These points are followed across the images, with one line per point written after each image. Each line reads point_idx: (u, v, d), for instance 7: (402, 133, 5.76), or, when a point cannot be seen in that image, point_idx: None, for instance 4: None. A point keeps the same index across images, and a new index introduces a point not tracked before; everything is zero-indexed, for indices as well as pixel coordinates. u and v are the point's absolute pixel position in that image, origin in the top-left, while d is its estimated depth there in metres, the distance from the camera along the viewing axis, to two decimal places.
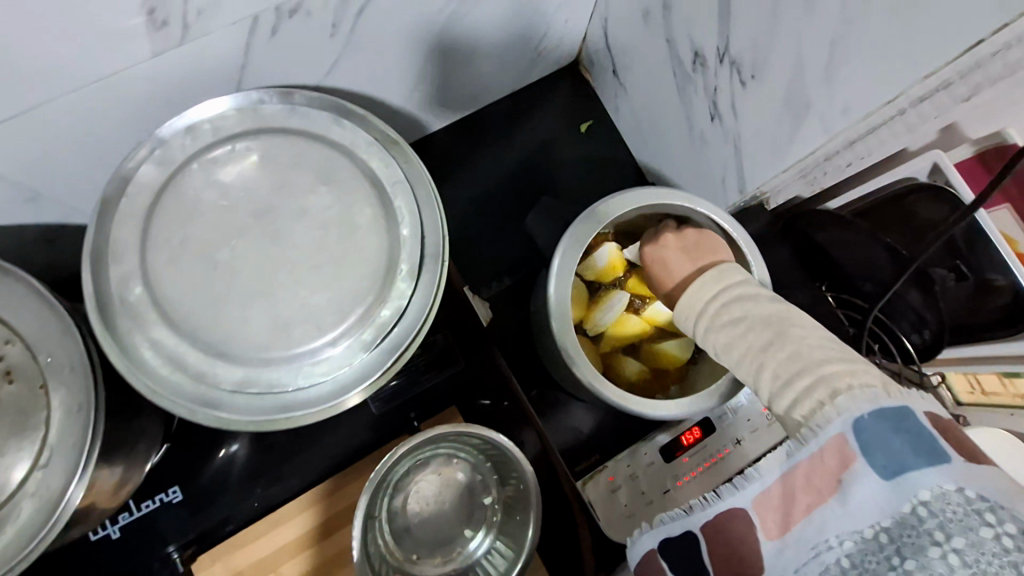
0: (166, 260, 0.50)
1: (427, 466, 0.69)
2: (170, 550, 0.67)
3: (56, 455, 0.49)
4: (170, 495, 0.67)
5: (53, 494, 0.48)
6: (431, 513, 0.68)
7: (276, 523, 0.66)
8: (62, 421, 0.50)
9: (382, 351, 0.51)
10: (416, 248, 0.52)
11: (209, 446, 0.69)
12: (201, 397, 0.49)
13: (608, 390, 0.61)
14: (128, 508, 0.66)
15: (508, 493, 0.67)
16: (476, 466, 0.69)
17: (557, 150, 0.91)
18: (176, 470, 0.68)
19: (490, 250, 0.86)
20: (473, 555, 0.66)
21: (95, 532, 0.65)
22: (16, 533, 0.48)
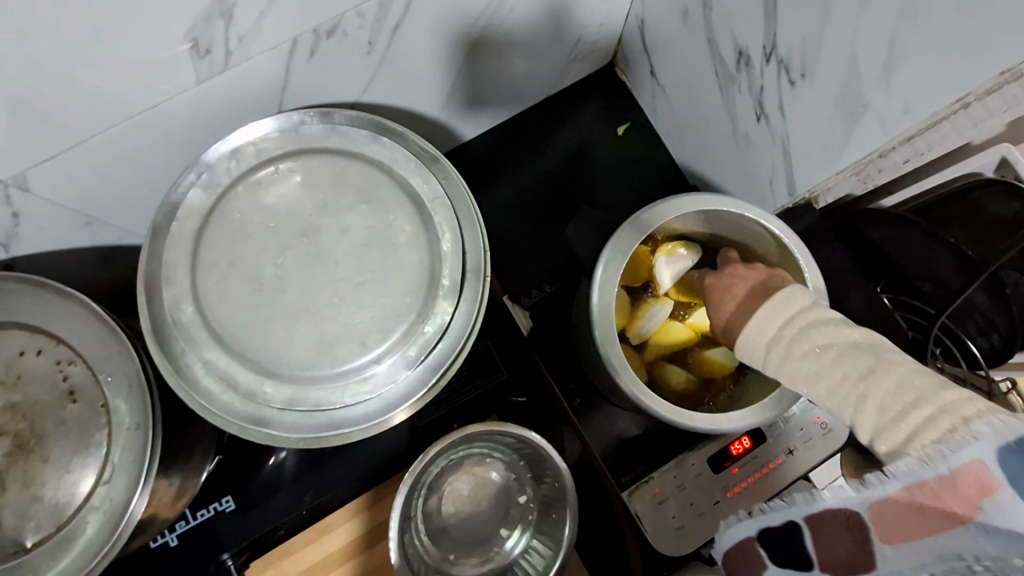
0: (216, 282, 0.51)
1: (461, 465, 0.68)
2: (225, 557, 0.67)
3: (115, 471, 0.49)
4: (224, 504, 0.68)
5: (116, 508, 0.49)
6: (467, 513, 0.68)
7: (325, 530, 0.68)
8: (122, 439, 0.50)
9: (427, 367, 0.51)
10: (458, 262, 0.52)
11: (259, 456, 0.69)
12: (252, 415, 0.49)
13: (658, 405, 0.60)
14: (185, 517, 0.67)
15: (544, 492, 0.66)
16: (510, 466, 0.68)
17: (594, 153, 0.89)
18: (227, 481, 0.69)
19: (527, 260, 0.85)
20: (512, 552, 0.66)
21: (154, 539, 0.66)
22: (84, 546, 0.48)
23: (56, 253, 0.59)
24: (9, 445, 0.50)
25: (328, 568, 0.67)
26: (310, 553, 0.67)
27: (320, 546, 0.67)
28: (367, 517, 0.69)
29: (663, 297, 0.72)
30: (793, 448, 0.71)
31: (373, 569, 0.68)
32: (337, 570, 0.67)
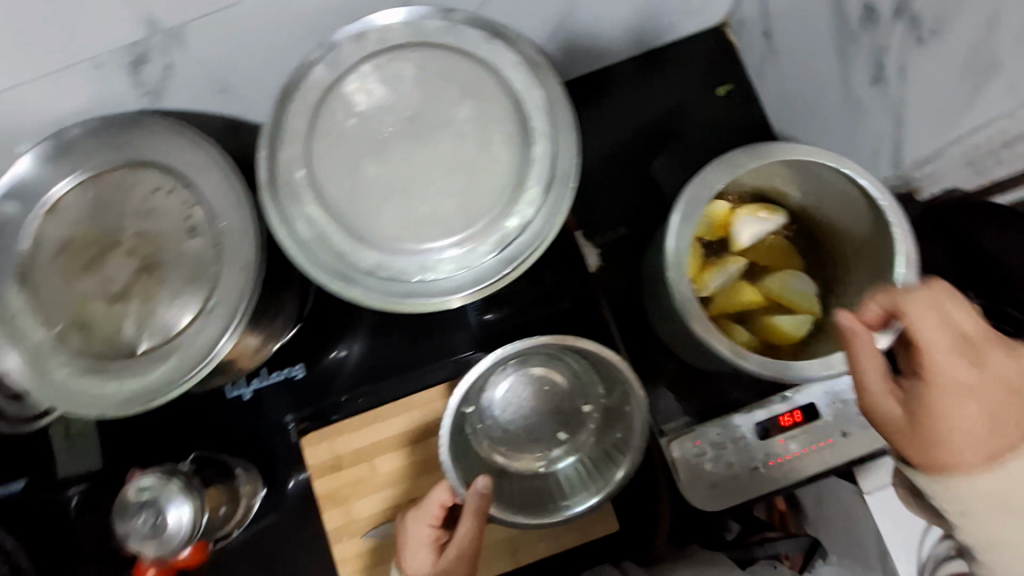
0: (326, 152, 0.55)
1: (531, 365, 0.74)
2: (287, 420, 0.74)
3: (219, 297, 0.55)
4: (293, 372, 0.74)
5: (214, 337, 0.54)
6: (523, 416, 0.73)
7: (380, 418, 0.73)
8: (228, 279, 0.55)
9: (501, 259, 0.53)
10: (547, 168, 0.54)
11: (332, 337, 0.75)
12: (336, 271, 0.53)
13: (719, 343, 0.60)
14: (259, 375, 0.73)
15: (607, 408, 0.72)
16: (575, 376, 0.73)
17: (689, 110, 0.87)
18: (300, 351, 0.75)
19: (614, 193, 0.84)
20: (558, 463, 0.72)
21: (231, 388, 0.73)
22: (180, 365, 0.54)
23: (189, 114, 0.65)
24: (138, 263, 0.57)
25: (378, 452, 0.73)
26: (362, 437, 0.73)
27: (379, 431, 0.73)
28: (423, 411, 0.73)
29: (736, 255, 0.72)
30: (848, 431, 0.69)
31: (420, 461, 0.74)
32: (385, 455, 0.73)
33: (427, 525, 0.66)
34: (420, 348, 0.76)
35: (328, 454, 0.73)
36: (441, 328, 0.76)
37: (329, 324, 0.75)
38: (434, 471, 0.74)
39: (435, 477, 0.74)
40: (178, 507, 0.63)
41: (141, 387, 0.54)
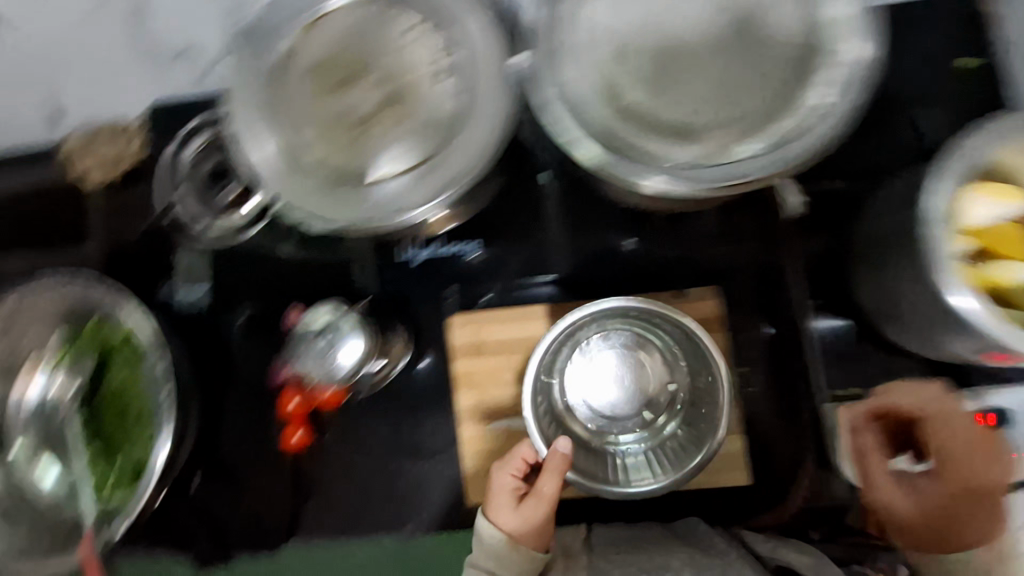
0: (598, 18, 0.53)
1: (613, 335, 0.73)
2: (446, 293, 0.77)
3: (455, 148, 0.53)
4: (465, 248, 0.75)
5: (447, 177, 0.53)
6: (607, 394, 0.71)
7: (526, 317, 0.75)
8: (473, 123, 0.53)
9: (766, 157, 0.48)
10: (838, 74, 0.49)
11: (507, 226, 0.75)
12: (585, 132, 0.50)
13: (979, 312, 0.50)
14: (432, 244, 0.75)
15: (695, 393, 0.71)
16: (662, 356, 0.73)
17: (945, 70, 0.73)
18: (479, 232, 0.75)
19: (855, 141, 0.72)
20: (627, 443, 0.71)
21: (404, 251, 0.76)
22: (404, 198, 0.53)
23: None
24: (382, 95, 0.56)
25: (518, 349, 0.75)
26: (506, 329, 0.75)
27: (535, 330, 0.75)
28: (584, 322, 0.74)
29: (971, 231, 0.56)
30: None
31: None
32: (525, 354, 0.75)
33: (511, 474, 0.68)
34: (588, 259, 0.75)
35: (471, 337, 0.75)
36: (622, 243, 0.73)
37: (507, 213, 0.75)
38: None
39: None
40: (354, 339, 0.69)
41: (363, 209, 0.53)
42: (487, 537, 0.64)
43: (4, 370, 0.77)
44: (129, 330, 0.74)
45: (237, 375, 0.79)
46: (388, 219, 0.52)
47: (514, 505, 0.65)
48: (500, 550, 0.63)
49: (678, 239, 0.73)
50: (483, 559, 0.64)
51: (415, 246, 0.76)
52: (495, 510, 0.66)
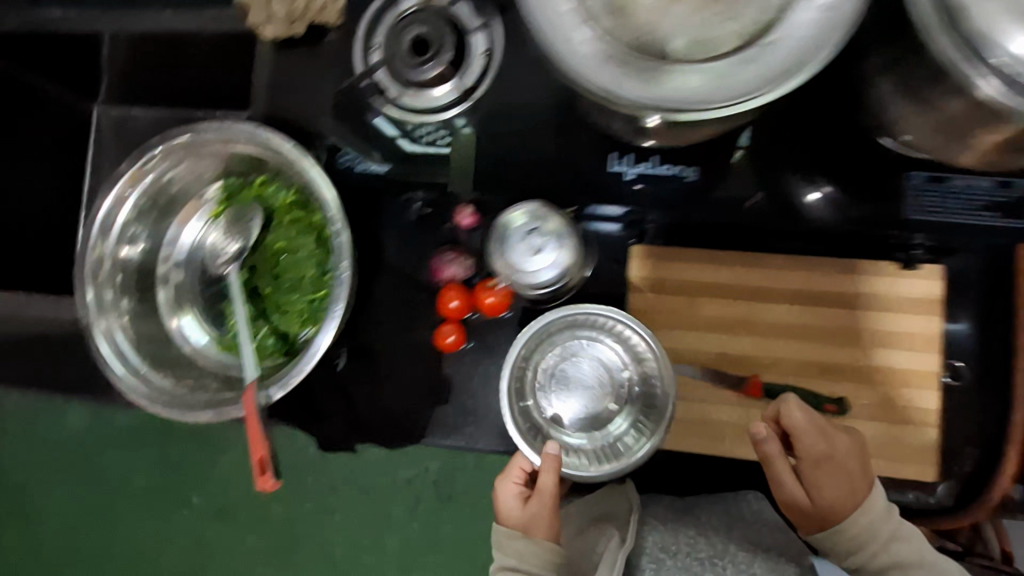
0: None
1: (550, 347, 0.73)
2: (646, 221, 0.69)
3: (776, 49, 0.44)
4: (686, 172, 0.65)
5: (763, 73, 0.43)
6: (573, 394, 0.72)
7: (717, 261, 0.70)
8: (810, 15, 0.43)
9: None
10: None
11: (737, 156, 0.65)
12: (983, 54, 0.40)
13: None
14: (647, 161, 0.65)
15: (644, 376, 0.70)
16: (618, 345, 0.72)
17: None
18: (705, 156, 0.66)
19: None
20: (609, 433, 0.71)
21: (613, 163, 0.66)
22: (701, 86, 0.44)
23: None
24: None
25: (700, 295, 0.70)
26: (696, 268, 0.70)
27: (737, 276, 0.69)
28: (795, 277, 0.68)
29: None
30: None
31: (739, 322, 0.69)
32: (707, 301, 0.70)
33: (513, 482, 0.70)
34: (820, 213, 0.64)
35: (657, 271, 0.70)
36: (865, 206, 0.63)
37: (742, 140, 0.64)
38: (747, 335, 0.69)
39: (746, 343, 0.69)
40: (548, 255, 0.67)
41: (654, 93, 0.45)
42: (506, 542, 0.67)
43: (163, 208, 0.74)
44: (305, 184, 0.72)
45: (393, 262, 0.76)
46: (669, 103, 0.44)
47: (523, 510, 0.68)
48: (522, 548, 0.65)
49: (940, 205, 0.63)
50: (505, 558, 0.66)
51: (628, 158, 0.67)
52: (507, 523, 0.68)
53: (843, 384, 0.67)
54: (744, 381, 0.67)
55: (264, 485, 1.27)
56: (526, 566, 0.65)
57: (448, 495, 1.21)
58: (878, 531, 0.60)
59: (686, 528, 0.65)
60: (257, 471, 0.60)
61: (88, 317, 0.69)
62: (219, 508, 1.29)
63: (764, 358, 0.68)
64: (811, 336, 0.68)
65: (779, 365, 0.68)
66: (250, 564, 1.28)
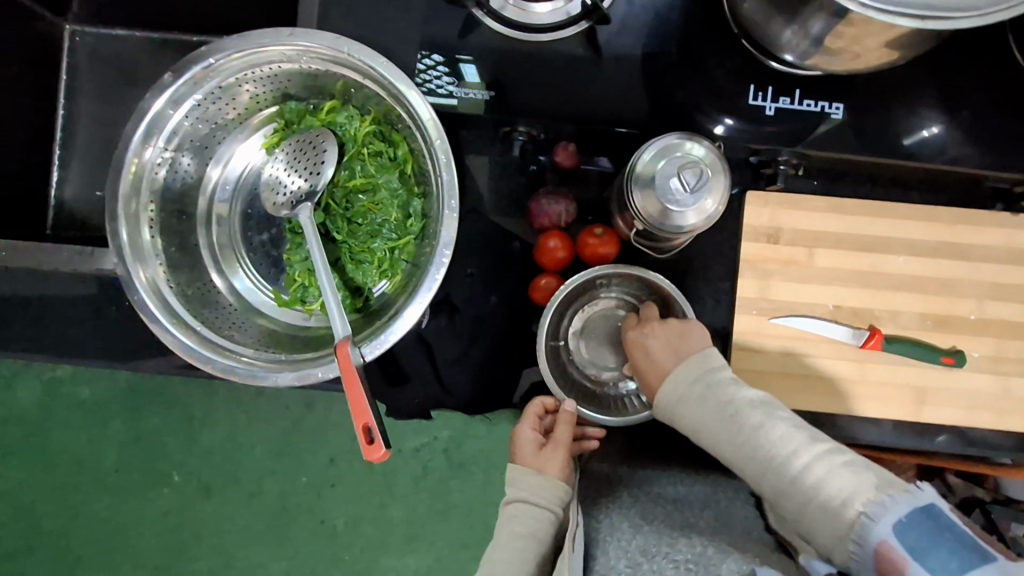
0: None
1: (587, 295, 0.67)
2: (785, 155, 0.64)
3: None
4: (832, 109, 0.62)
5: None
6: (601, 347, 0.68)
7: (834, 208, 0.66)
8: None
9: None
10: None
11: (877, 93, 0.62)
12: None
13: None
14: (792, 96, 0.62)
15: None
16: (643, 304, 0.67)
17: None
18: (849, 90, 0.62)
19: None
20: (625, 387, 0.67)
21: (756, 98, 0.62)
22: None
23: None
24: None
25: (816, 243, 0.66)
26: (811, 214, 0.66)
27: (858, 225, 0.66)
28: (915, 228, 0.66)
29: None
30: None
31: (855, 275, 0.66)
32: (822, 251, 0.66)
33: (532, 426, 0.66)
34: (948, 155, 0.63)
35: (772, 217, 0.66)
36: (987, 149, 0.63)
37: (884, 81, 0.62)
38: (867, 289, 0.66)
39: (864, 298, 0.66)
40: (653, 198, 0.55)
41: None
42: (519, 477, 0.64)
43: (217, 124, 0.62)
44: (391, 109, 0.61)
45: (487, 202, 0.69)
46: (871, 1, 0.40)
47: (537, 456, 0.64)
48: (536, 484, 0.63)
49: None
50: (516, 491, 0.64)
51: (770, 91, 0.62)
52: (522, 461, 0.65)
53: (957, 335, 0.66)
54: (866, 333, 0.64)
55: (255, 454, 1.16)
56: (538, 501, 0.63)
57: (460, 461, 1.15)
58: (669, 407, 0.58)
59: (665, 526, 0.58)
60: (363, 440, 0.51)
61: (124, 265, 0.57)
62: (203, 481, 1.17)
63: (885, 309, 0.66)
64: (927, 288, 0.66)
65: (899, 317, 0.66)
66: (239, 542, 1.18)
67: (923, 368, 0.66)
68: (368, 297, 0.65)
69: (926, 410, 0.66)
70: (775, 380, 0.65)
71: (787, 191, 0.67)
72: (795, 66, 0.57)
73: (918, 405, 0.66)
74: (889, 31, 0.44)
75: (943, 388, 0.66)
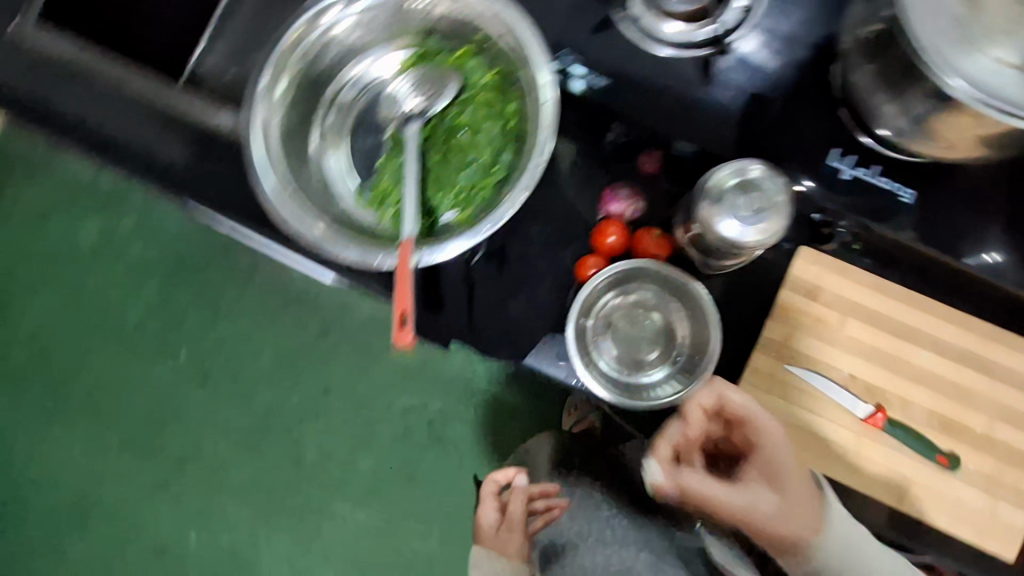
0: None
1: (629, 287, 0.72)
2: (846, 223, 0.68)
3: None
4: (903, 193, 0.67)
5: None
6: (625, 338, 0.73)
7: (878, 288, 0.69)
8: None
9: None
10: None
11: (948, 195, 0.67)
12: None
13: None
14: (871, 168, 0.66)
15: (695, 345, 0.69)
16: (678, 311, 0.71)
17: None
18: (924, 182, 0.67)
19: None
20: (636, 378, 0.71)
21: (837, 160, 0.67)
22: None
23: None
24: None
25: (851, 314, 0.69)
26: (856, 284, 0.69)
27: (895, 310, 0.69)
28: (949, 330, 0.69)
29: None
30: None
31: (880, 355, 0.69)
32: (855, 323, 0.69)
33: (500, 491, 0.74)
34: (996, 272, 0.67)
35: (819, 276, 0.69)
36: None
37: (956, 187, 0.67)
38: (885, 371, 0.69)
39: (880, 378, 0.68)
40: (724, 219, 0.60)
41: (996, 92, 0.46)
42: None
43: (368, 32, 0.70)
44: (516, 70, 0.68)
45: (565, 179, 0.74)
46: (975, 90, 0.46)
47: None
48: None
49: None
50: None
51: (852, 159, 0.67)
52: None
53: (960, 442, 0.67)
54: (871, 409, 0.67)
55: (257, 360, 1.23)
56: None
57: (441, 433, 1.19)
58: (823, 547, 0.60)
59: None
60: (396, 325, 0.58)
61: (254, 99, 0.64)
62: (202, 368, 1.24)
63: (897, 395, 0.68)
64: (944, 388, 0.68)
65: (909, 406, 0.68)
66: (213, 438, 1.23)
67: (917, 461, 0.67)
68: (434, 221, 0.70)
69: (910, 504, 0.67)
70: (774, 422, 0.68)
71: (839, 257, 0.70)
72: (886, 140, 0.62)
73: (903, 495, 0.67)
74: (981, 125, 0.50)
75: (933, 488, 0.67)
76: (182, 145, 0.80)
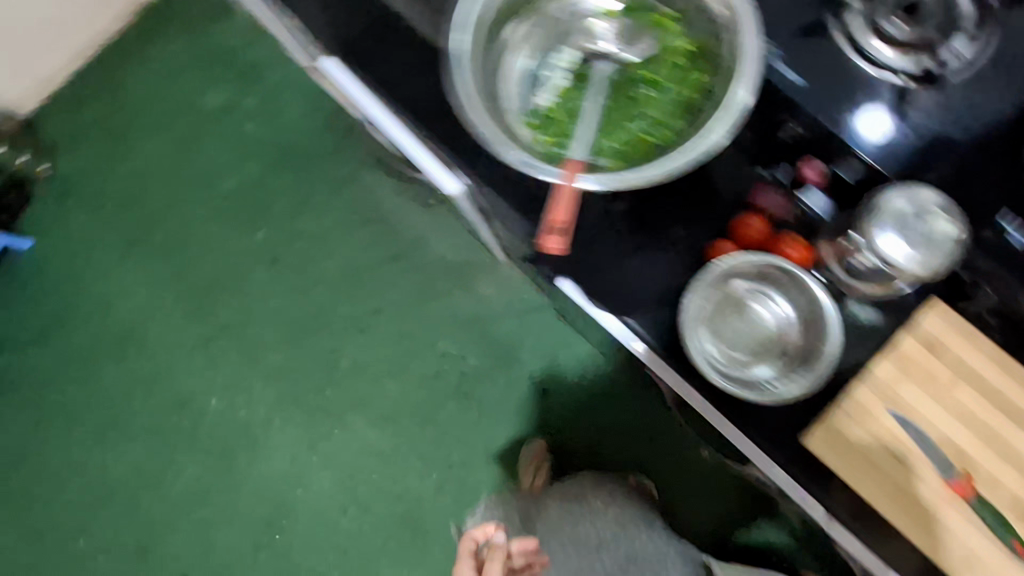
0: None
1: (755, 282, 0.79)
2: (989, 288, 0.70)
3: None
4: None
5: None
6: (739, 326, 0.79)
7: (1001, 368, 0.70)
8: None
9: None
10: None
11: None
12: None
13: None
14: None
15: (803, 348, 0.77)
16: (793, 314, 0.78)
17: None
18: None
19: None
20: (742, 365, 0.77)
21: (1009, 226, 0.67)
22: None
23: None
24: None
25: (967, 386, 0.70)
26: (980, 357, 0.70)
27: (1013, 395, 0.70)
28: None
29: None
30: None
31: (983, 432, 0.70)
32: (968, 395, 0.70)
33: None
34: None
35: (949, 341, 0.70)
36: None
37: None
38: (984, 449, 0.70)
39: (975, 452, 0.70)
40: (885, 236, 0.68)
41: None
42: None
43: None
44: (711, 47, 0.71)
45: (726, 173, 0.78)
46: None
47: None
48: None
49: None
50: None
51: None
52: None
53: None
54: (959, 476, 0.69)
55: (340, 257, 1.70)
56: None
57: (468, 390, 1.62)
58: None
59: None
60: (547, 233, 0.71)
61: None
62: (283, 248, 1.72)
63: (989, 472, 0.69)
64: None
65: (998, 486, 0.69)
66: (280, 311, 1.70)
67: (995, 537, 0.69)
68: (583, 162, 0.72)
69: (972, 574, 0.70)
70: (859, 459, 0.71)
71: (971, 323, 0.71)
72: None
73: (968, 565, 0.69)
74: None
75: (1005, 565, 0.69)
76: (364, 25, 0.84)
